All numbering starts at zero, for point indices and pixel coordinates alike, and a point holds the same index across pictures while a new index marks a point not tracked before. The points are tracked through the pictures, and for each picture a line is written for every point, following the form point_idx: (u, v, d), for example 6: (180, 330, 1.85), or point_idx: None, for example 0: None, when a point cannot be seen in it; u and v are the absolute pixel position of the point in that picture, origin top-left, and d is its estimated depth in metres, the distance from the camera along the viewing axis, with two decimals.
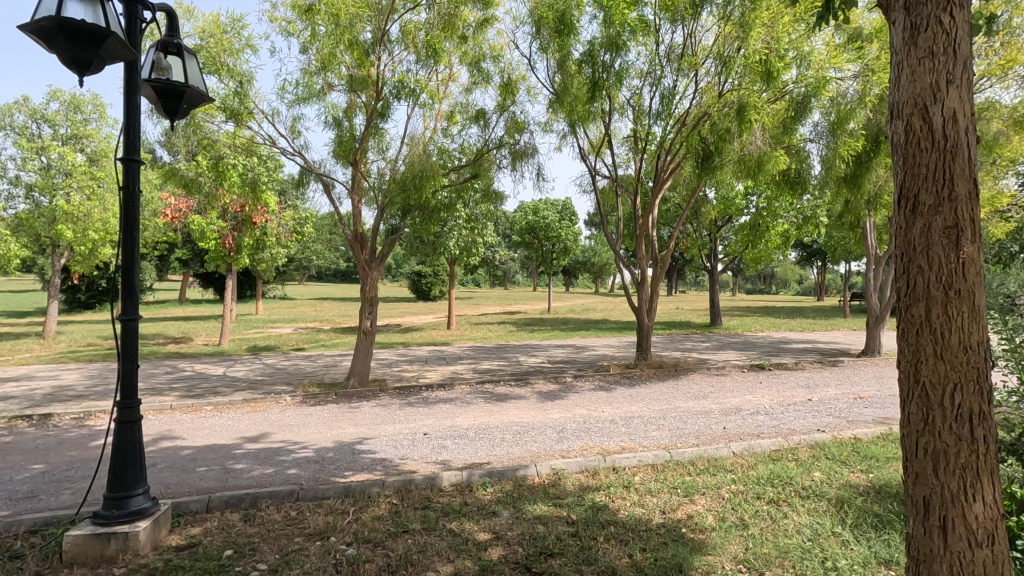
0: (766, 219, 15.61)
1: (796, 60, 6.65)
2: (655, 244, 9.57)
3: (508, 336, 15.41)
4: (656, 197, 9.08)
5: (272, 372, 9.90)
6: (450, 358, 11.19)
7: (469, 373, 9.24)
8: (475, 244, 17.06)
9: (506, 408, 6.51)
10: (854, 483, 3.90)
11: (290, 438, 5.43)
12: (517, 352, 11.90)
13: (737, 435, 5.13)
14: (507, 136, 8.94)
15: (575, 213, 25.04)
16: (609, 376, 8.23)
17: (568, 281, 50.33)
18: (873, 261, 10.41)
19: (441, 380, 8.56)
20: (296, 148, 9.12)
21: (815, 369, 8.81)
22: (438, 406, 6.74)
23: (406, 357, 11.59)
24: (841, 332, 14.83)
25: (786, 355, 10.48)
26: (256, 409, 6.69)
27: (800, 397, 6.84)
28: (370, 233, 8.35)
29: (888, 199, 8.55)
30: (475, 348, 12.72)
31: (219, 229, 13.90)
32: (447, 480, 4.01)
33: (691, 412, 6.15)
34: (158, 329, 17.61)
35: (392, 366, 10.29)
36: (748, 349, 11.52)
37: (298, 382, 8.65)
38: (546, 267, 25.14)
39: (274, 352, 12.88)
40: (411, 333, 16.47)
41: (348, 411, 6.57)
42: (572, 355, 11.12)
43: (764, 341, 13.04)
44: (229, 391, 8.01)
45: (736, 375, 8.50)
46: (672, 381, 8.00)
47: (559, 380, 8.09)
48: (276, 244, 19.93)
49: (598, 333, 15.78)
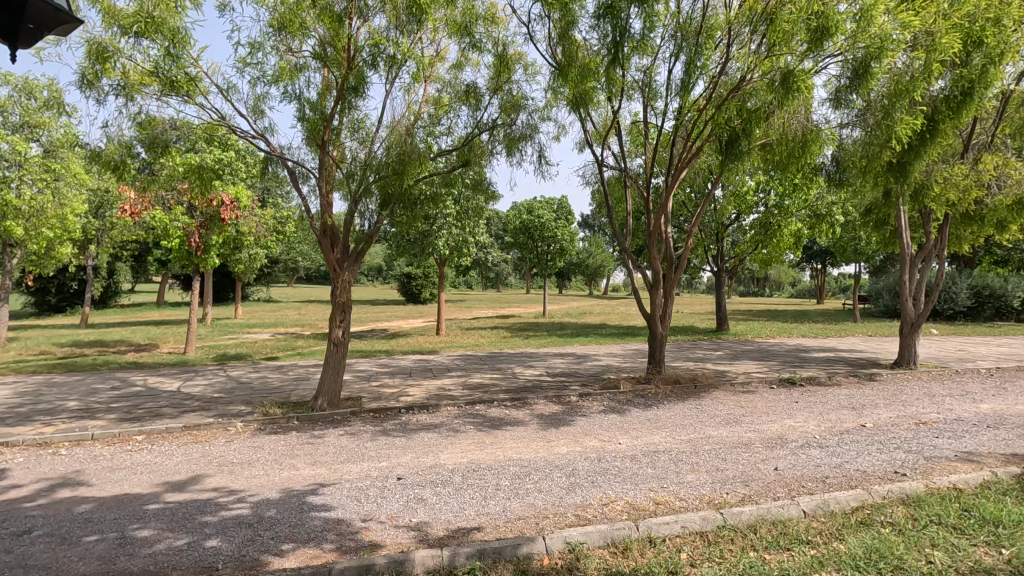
0: (778, 217, 14.61)
1: (851, 18, 5.58)
2: (671, 244, 8.23)
3: (501, 343, 14.26)
4: (672, 185, 7.92)
5: (234, 387, 8.67)
6: (438, 369, 10.02)
7: (457, 389, 8.04)
8: (466, 243, 15.95)
9: (501, 438, 5.35)
10: (990, 567, 2.80)
11: (225, 485, 4.24)
12: (513, 362, 10.78)
13: (800, 482, 4.01)
14: (502, 118, 7.82)
15: (571, 213, 24.04)
16: (620, 394, 7.12)
17: (562, 284, 49.52)
18: (908, 263, 9.36)
19: (425, 399, 7.40)
20: (259, 131, 7.92)
21: (853, 384, 7.72)
22: (418, 435, 5.56)
23: (388, 368, 10.43)
24: (859, 339, 13.87)
25: (812, 366, 9.43)
26: (197, 440, 5.49)
27: (851, 423, 5.74)
28: (343, 228, 7.18)
29: (938, 190, 7.48)
30: (465, 357, 11.57)
31: (183, 226, 12.65)
32: (422, 563, 2.87)
33: (727, 445, 5.03)
34: (123, 335, 16.28)
35: (371, 380, 9.08)
36: (769, 359, 10.42)
37: (260, 401, 7.45)
38: (541, 270, 24.05)
39: (244, 362, 11.65)
40: (397, 340, 15.30)
41: (308, 443, 5.38)
42: (574, 366, 9.99)
43: (782, 349, 11.96)
44: (174, 413, 6.79)
45: (764, 391, 7.40)
46: (694, 400, 6.88)
47: (563, 399, 6.95)
48: (254, 244, 18.65)
49: (598, 339, 14.70)
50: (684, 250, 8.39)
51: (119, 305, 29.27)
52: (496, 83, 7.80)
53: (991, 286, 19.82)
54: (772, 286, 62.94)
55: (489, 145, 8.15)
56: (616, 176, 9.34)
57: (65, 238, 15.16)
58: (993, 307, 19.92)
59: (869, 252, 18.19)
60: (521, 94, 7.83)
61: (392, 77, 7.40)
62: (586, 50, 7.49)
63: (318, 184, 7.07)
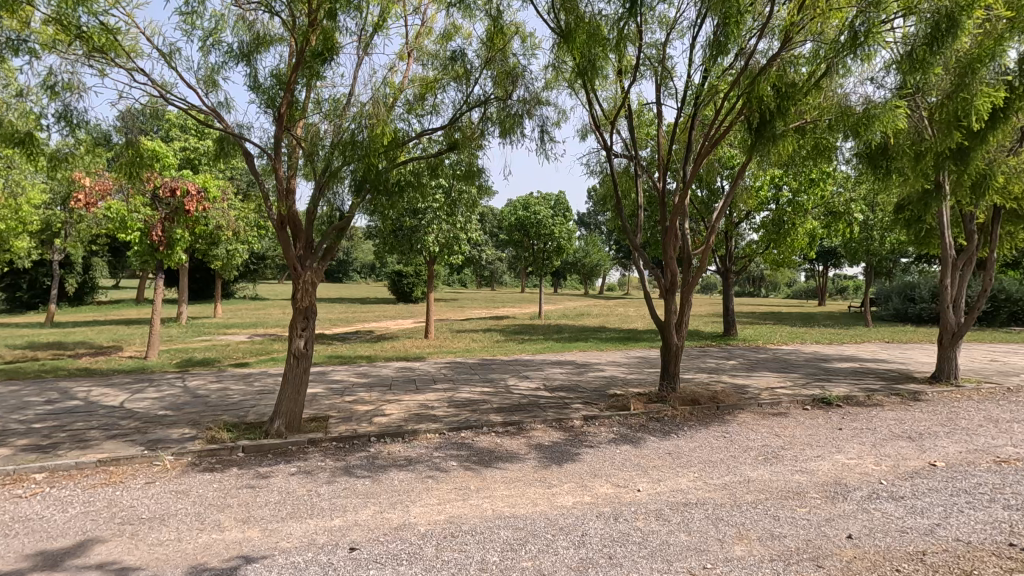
0: (794, 216, 13.55)
1: None
2: (688, 241, 7.10)
3: (494, 348, 13.20)
4: (696, 176, 6.80)
5: (186, 402, 7.55)
6: (422, 381, 8.93)
7: (441, 408, 6.96)
8: (457, 239, 14.83)
9: (491, 481, 4.27)
10: None
11: (115, 561, 3.14)
12: (506, 372, 9.71)
13: (891, 564, 2.96)
14: (495, 93, 6.76)
15: (569, 209, 22.98)
16: (632, 418, 6.06)
17: (558, 283, 48.59)
18: (949, 264, 8.35)
19: (402, 421, 6.31)
20: (212, 105, 6.74)
21: (899, 405, 6.69)
22: (387, 476, 4.46)
23: (367, 378, 9.33)
24: (879, 348, 12.87)
25: (842, 381, 8.39)
26: (109, 481, 4.38)
27: (918, 461, 4.71)
28: (307, 216, 6.03)
29: (1001, 180, 6.46)
30: (454, 365, 10.50)
31: (144, 218, 11.48)
32: None
33: (776, 496, 3.98)
34: (85, 336, 15.06)
35: (344, 395, 7.97)
36: (791, 372, 9.40)
37: (209, 422, 6.33)
38: (537, 269, 23.00)
39: (210, 369, 10.52)
40: (382, 343, 14.20)
41: (248, 486, 4.28)
42: (575, 378, 8.92)
43: (800, 359, 10.95)
44: (99, 439, 5.67)
45: (799, 414, 6.36)
46: (720, 426, 5.83)
47: (565, 425, 5.87)
48: (232, 239, 17.48)
49: (599, 343, 13.64)
50: (709, 241, 7.22)
51: (97, 302, 28.00)
52: (492, 52, 6.69)
53: (1007, 290, 18.90)
54: (769, 287, 62.23)
55: (480, 126, 7.08)
56: (625, 165, 8.30)
57: (18, 229, 13.87)
58: (1008, 312, 19.01)
59: (883, 253, 17.28)
60: (518, 66, 6.78)
61: (366, 41, 6.33)
62: (595, 14, 6.44)
63: (269, 157, 5.73)
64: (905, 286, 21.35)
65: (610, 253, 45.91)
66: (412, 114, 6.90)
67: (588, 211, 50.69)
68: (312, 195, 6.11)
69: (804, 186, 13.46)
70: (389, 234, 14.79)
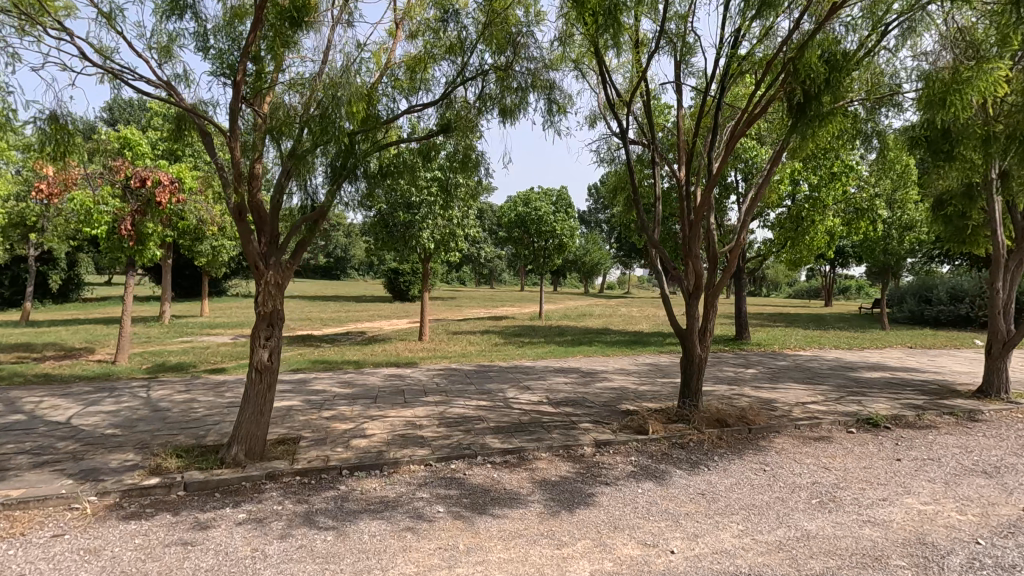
0: (813, 212, 12.62)
1: None
2: (716, 238, 6.17)
3: (493, 352, 12.33)
4: (732, 163, 5.89)
5: (141, 418, 6.65)
6: (412, 392, 8.04)
7: (430, 428, 6.07)
8: (454, 235, 13.95)
9: (485, 538, 3.38)
10: None
11: None
12: (505, 381, 8.83)
13: None
14: (494, 69, 5.89)
15: (572, 206, 22.10)
16: (653, 445, 5.18)
17: (557, 281, 47.79)
18: (1000, 266, 7.47)
19: (384, 445, 5.42)
20: (167, 79, 5.79)
21: (956, 428, 5.82)
22: (356, 527, 3.58)
23: (352, 388, 8.44)
24: (905, 356, 11.99)
25: (879, 395, 7.53)
26: (5, 534, 3.49)
27: (1010, 509, 3.83)
28: (273, 205, 5.10)
29: None
30: (448, 373, 9.61)
31: (112, 212, 10.52)
32: None
33: (851, 564, 3.09)
34: (56, 337, 14.11)
35: (322, 409, 7.07)
36: (819, 383, 8.51)
37: (158, 446, 5.42)
38: (537, 267, 22.11)
39: (182, 375, 9.61)
40: (373, 346, 13.32)
41: (179, 543, 3.39)
42: (581, 390, 8.03)
43: (825, 367, 10.06)
44: (21, 468, 4.77)
45: (844, 438, 5.48)
46: (757, 456, 4.94)
47: (574, 453, 4.99)
48: (217, 234, 16.57)
49: (604, 348, 12.76)
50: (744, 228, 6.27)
51: (82, 299, 26.99)
52: (490, 16, 5.75)
53: None
54: (771, 287, 61.48)
55: (480, 113, 6.26)
56: (641, 150, 7.41)
57: None
58: None
59: (902, 253, 16.46)
60: (522, 38, 5.93)
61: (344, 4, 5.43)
62: None
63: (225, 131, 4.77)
64: (920, 287, 20.57)
65: (612, 252, 45.06)
66: (398, 90, 6.03)
67: (589, 210, 49.83)
68: (278, 182, 5.16)
69: (825, 180, 12.60)
70: (382, 229, 13.92)
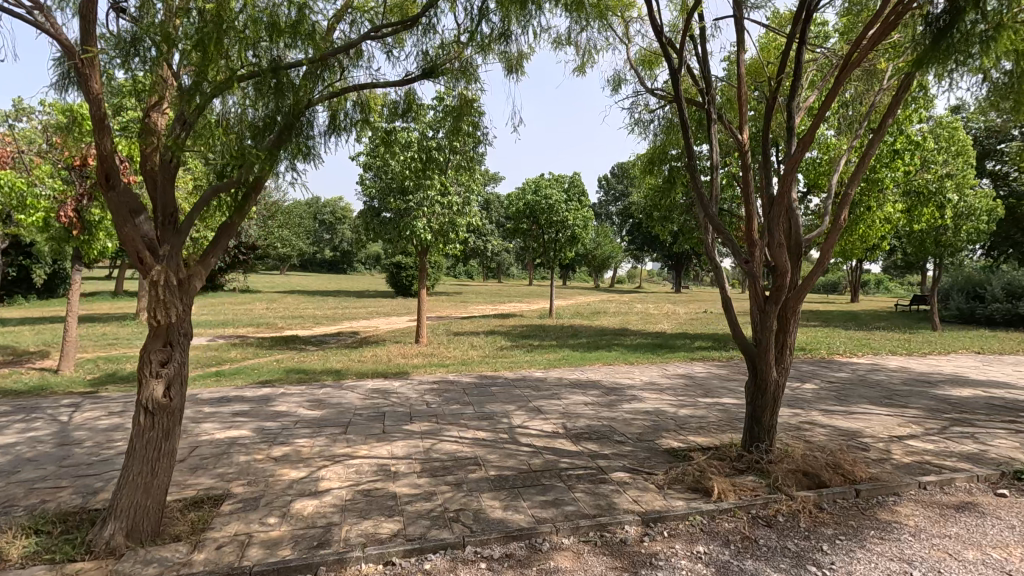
0: (868, 196, 10.79)
1: None
2: (802, 221, 4.40)
3: (497, 358, 10.75)
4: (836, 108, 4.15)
5: (34, 457, 5.09)
6: (394, 416, 6.44)
7: (407, 479, 4.46)
8: (455, 224, 12.26)
9: None
10: None
11: None
12: (511, 399, 7.22)
13: None
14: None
15: (585, 194, 20.33)
16: (727, 523, 3.54)
17: (567, 275, 46.14)
18: None
19: (337, 512, 3.83)
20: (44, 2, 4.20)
21: None
22: None
23: (321, 409, 6.85)
24: (981, 364, 10.24)
25: (993, 426, 5.84)
26: None
27: None
28: (167, 170, 3.44)
29: None
30: (443, 387, 8.01)
31: (55, 197, 9.03)
32: None
33: None
34: (10, 338, 12.61)
35: (275, 444, 5.47)
36: (902, 405, 6.80)
37: (21, 513, 3.87)
38: (547, 261, 20.45)
39: (128, 390, 8.07)
40: (361, 351, 11.75)
41: None
42: (605, 415, 6.41)
43: (897, 381, 8.32)
44: None
45: (997, 505, 3.82)
46: (888, 544, 3.28)
47: (611, 539, 3.37)
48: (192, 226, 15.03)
49: (625, 353, 11.11)
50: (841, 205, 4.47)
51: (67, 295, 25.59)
52: None
53: None
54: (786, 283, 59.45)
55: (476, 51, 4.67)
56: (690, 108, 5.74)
57: None
58: None
59: (959, 244, 14.61)
60: None
61: None
62: None
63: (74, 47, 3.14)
64: (968, 282, 18.76)
65: (624, 245, 43.25)
66: (364, 13, 4.37)
67: (599, 201, 48.05)
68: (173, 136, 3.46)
69: (884, 158, 10.80)
70: (372, 218, 12.29)
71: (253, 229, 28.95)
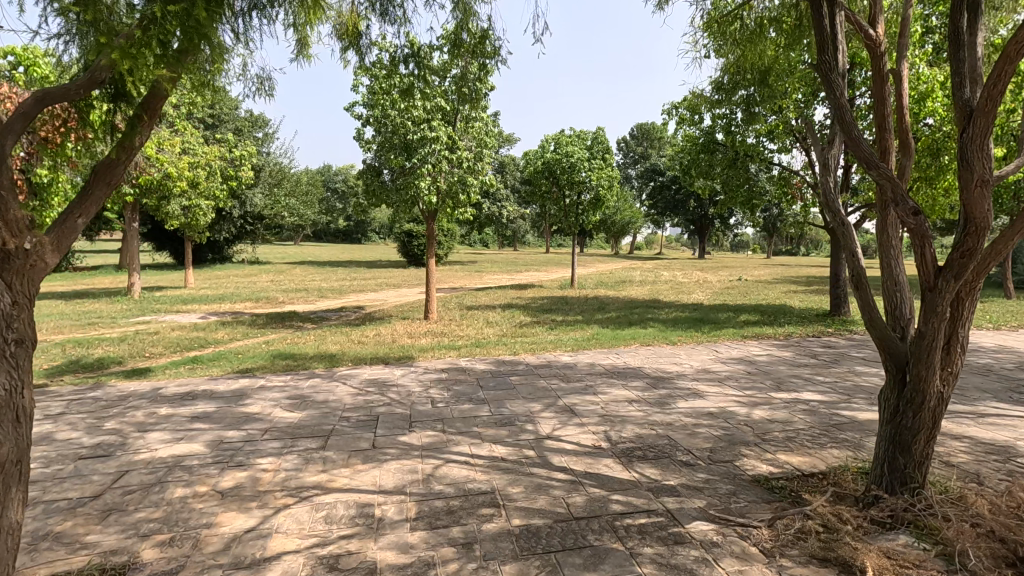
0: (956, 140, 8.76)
1: None
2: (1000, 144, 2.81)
3: (515, 337, 9.33)
4: None
5: None
6: (389, 422, 5.07)
7: (395, 535, 3.09)
8: (466, 185, 10.64)
9: None
10: None
11: None
12: (535, 395, 5.80)
13: None
14: None
15: (610, 151, 18.46)
16: None
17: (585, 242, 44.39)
18: None
19: None
20: None
21: None
22: None
23: (301, 411, 5.52)
24: None
25: None
26: None
27: None
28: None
29: None
30: (452, 378, 6.62)
31: None
32: None
33: None
34: None
35: (229, 467, 4.14)
36: None
37: None
38: (567, 226, 18.79)
39: (81, 382, 6.81)
40: (363, 329, 10.42)
41: None
42: (659, 420, 4.95)
43: (1013, 367, 6.70)
44: None
45: None
46: None
47: None
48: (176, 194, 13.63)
49: (663, 330, 9.61)
50: None
51: None
52: None
53: None
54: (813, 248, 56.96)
55: None
56: None
57: None
58: None
59: None
60: None
61: None
62: None
63: None
64: None
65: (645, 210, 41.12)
66: None
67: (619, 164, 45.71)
68: None
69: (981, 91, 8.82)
70: (371, 178, 10.90)
71: (258, 197, 27.59)
